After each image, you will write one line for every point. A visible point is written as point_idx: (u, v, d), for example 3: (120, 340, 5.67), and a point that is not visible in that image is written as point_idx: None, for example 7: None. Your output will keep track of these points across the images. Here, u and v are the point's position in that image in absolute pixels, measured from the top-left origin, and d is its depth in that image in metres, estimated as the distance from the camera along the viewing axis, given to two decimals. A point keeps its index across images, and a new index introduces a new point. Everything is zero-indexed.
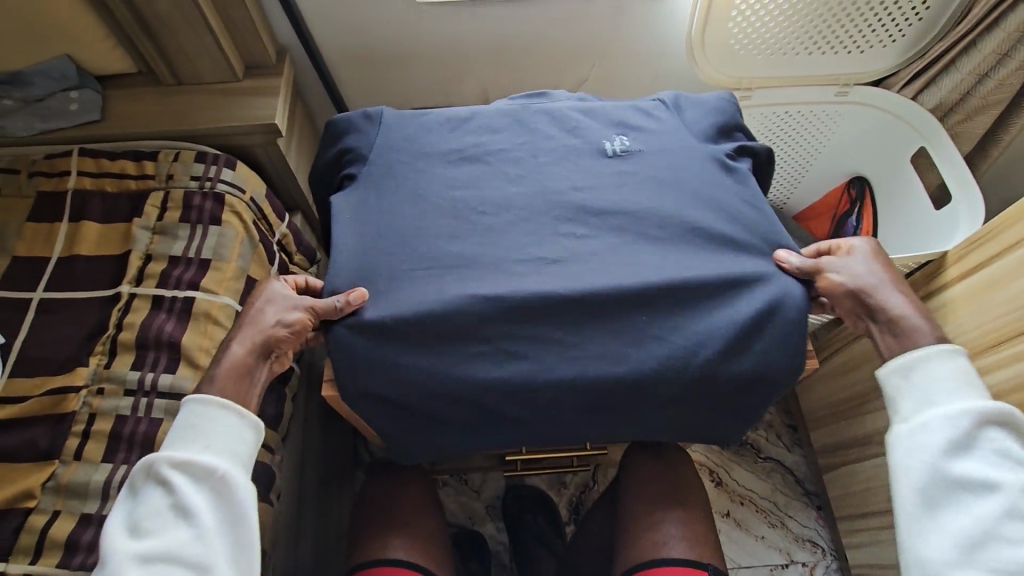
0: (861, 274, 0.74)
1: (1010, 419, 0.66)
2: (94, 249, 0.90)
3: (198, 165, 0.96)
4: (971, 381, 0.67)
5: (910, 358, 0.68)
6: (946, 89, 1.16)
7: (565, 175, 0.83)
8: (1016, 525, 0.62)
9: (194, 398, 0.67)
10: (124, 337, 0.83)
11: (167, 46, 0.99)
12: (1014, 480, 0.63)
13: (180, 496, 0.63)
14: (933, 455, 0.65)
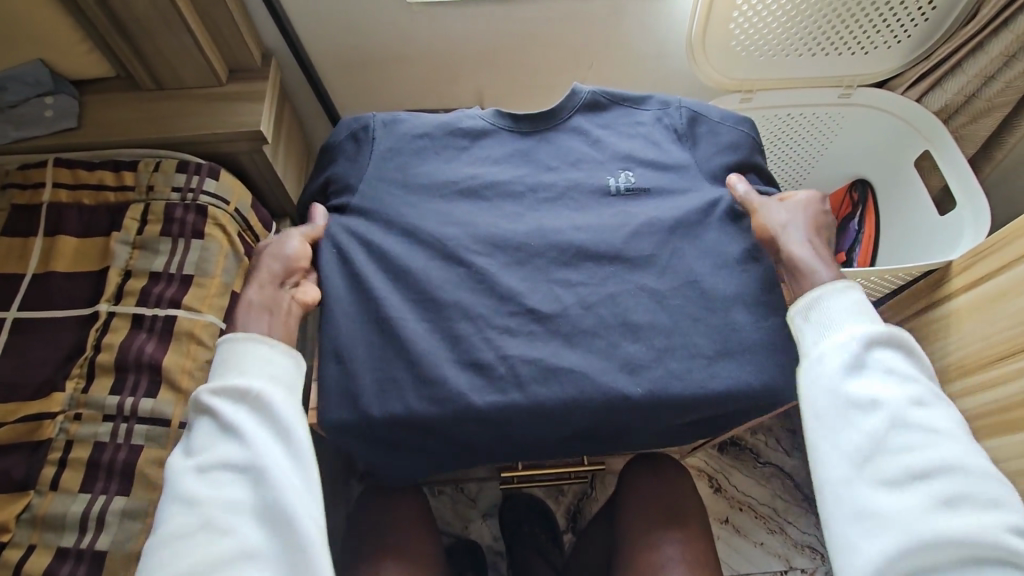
0: (783, 215, 0.77)
1: (898, 340, 0.67)
2: (71, 265, 0.86)
3: (180, 175, 0.92)
4: (861, 304, 0.69)
5: (807, 296, 0.70)
6: (951, 92, 1.13)
7: (565, 215, 0.82)
8: (909, 437, 0.63)
9: (225, 336, 0.69)
10: (101, 359, 0.79)
11: (145, 50, 0.95)
12: (903, 395, 0.64)
13: (223, 416, 0.64)
14: (827, 382, 0.65)
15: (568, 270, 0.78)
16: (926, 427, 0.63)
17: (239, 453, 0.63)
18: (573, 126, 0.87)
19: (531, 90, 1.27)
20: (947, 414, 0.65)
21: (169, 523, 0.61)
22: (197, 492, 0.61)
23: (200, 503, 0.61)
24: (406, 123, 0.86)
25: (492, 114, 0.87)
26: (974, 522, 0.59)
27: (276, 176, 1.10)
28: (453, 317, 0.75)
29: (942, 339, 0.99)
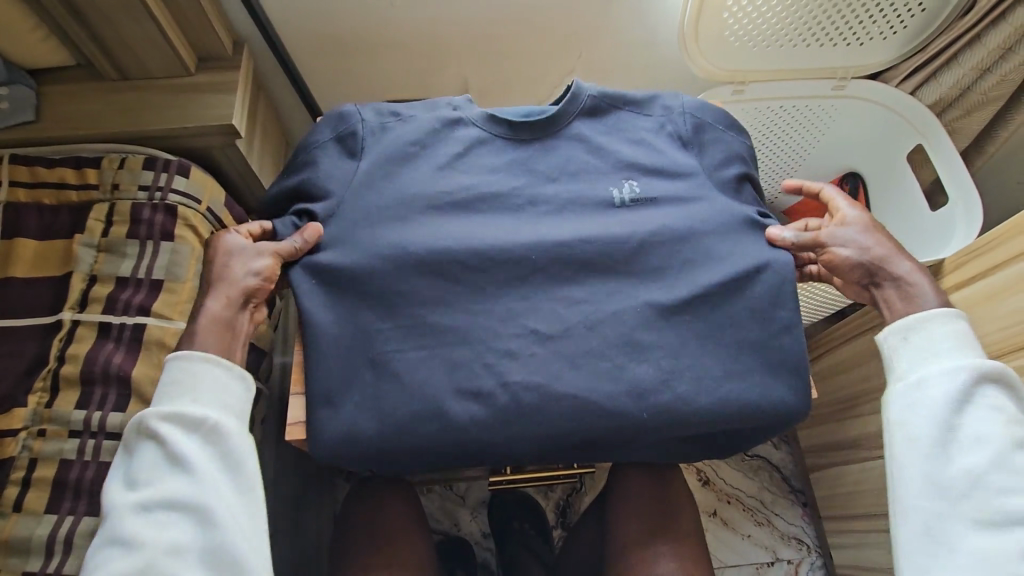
0: (865, 244, 0.74)
1: (1004, 379, 0.67)
2: (32, 271, 0.82)
3: (147, 172, 0.87)
4: (968, 339, 0.68)
5: (911, 317, 0.69)
6: (947, 84, 1.10)
7: (560, 227, 0.78)
8: (1007, 479, 0.63)
9: (177, 353, 0.66)
10: (66, 372, 0.75)
11: (105, 38, 0.89)
12: (1007, 435, 0.64)
13: (171, 446, 0.61)
14: (929, 406, 0.66)
15: (556, 276, 0.76)
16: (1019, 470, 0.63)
17: (185, 492, 0.60)
18: (574, 134, 0.83)
19: (519, 79, 1.22)
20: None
21: (109, 560, 0.58)
22: (138, 530, 0.59)
23: (142, 543, 0.58)
24: (397, 126, 0.80)
25: (488, 120, 0.82)
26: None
27: (251, 170, 1.05)
28: (437, 326, 0.73)
29: None
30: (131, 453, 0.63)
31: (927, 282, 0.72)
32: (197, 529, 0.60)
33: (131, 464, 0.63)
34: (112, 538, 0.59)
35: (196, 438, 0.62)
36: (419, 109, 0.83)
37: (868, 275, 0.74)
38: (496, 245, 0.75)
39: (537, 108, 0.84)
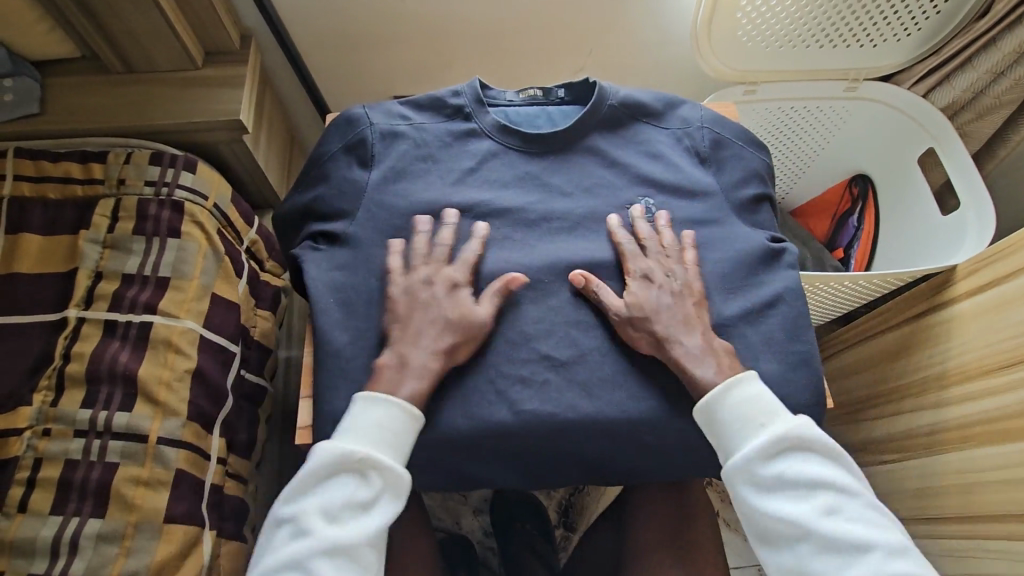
0: (648, 302, 0.72)
1: (796, 442, 0.65)
2: (36, 267, 0.81)
3: (153, 168, 0.86)
4: (752, 414, 0.66)
5: (702, 405, 0.68)
6: (960, 87, 1.09)
7: (576, 244, 0.78)
8: (834, 553, 0.62)
9: (392, 400, 0.66)
10: (71, 370, 0.74)
11: (111, 30, 0.87)
12: (811, 510, 0.63)
13: (371, 495, 0.63)
14: (749, 500, 0.65)
15: (568, 280, 0.76)
16: (850, 539, 0.61)
17: (365, 544, 0.62)
18: (589, 147, 0.83)
19: (528, 74, 1.20)
20: (866, 506, 0.64)
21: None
22: (324, 573, 0.60)
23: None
24: (405, 138, 0.81)
25: (499, 130, 0.82)
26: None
27: (258, 166, 1.04)
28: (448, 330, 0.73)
29: (941, 344, 0.98)
30: (325, 479, 0.64)
31: (716, 355, 0.70)
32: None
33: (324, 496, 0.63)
34: (294, 570, 0.60)
35: (388, 496, 0.64)
36: (430, 117, 0.83)
37: (652, 335, 0.71)
38: (506, 262, 0.76)
39: (549, 125, 0.84)
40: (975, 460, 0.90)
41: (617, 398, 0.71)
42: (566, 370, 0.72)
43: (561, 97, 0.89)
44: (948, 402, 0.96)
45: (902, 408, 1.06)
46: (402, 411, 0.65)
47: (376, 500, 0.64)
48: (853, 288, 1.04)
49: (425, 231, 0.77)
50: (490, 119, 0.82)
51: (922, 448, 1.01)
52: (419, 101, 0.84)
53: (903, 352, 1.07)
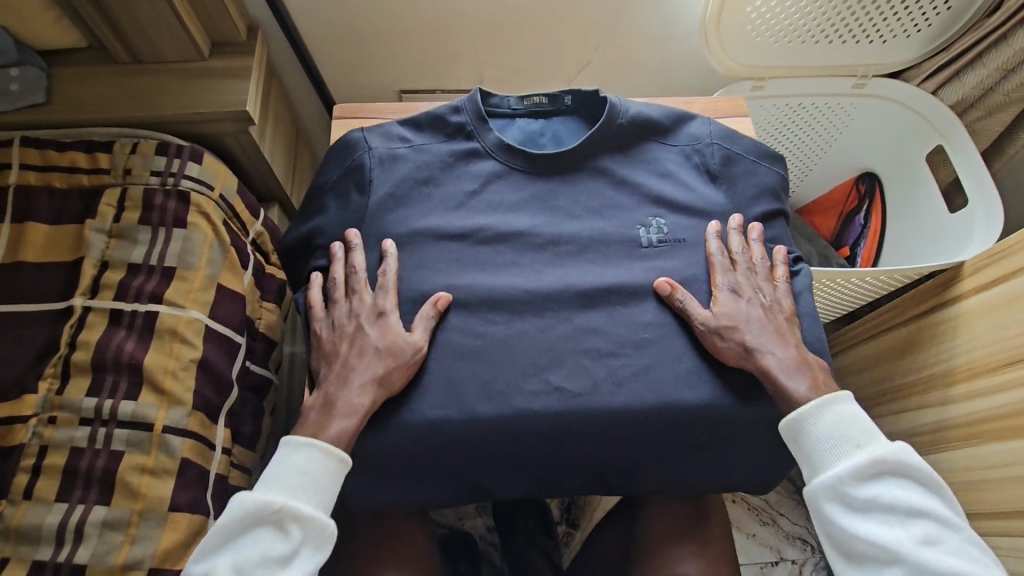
0: (739, 313, 0.74)
1: (892, 466, 0.65)
2: (42, 256, 0.81)
3: (160, 158, 0.86)
4: (849, 433, 0.67)
5: (789, 421, 0.69)
6: (970, 84, 1.08)
7: (591, 271, 0.79)
8: None
9: (314, 442, 0.66)
10: (77, 358, 0.74)
11: (119, 19, 0.88)
12: (904, 537, 0.63)
13: (288, 549, 0.63)
14: (836, 522, 0.65)
15: (573, 296, 0.77)
16: (943, 572, 0.61)
17: None
18: (600, 168, 0.85)
19: (534, 71, 1.20)
20: (965, 542, 0.63)
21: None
22: None
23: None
24: (405, 161, 0.82)
25: (504, 151, 0.84)
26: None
27: (264, 160, 1.04)
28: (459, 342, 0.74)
29: (950, 340, 0.97)
30: (242, 534, 0.63)
31: (810, 369, 0.72)
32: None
33: (245, 549, 0.62)
34: None
35: (307, 550, 0.64)
36: (438, 139, 0.85)
37: (740, 345, 0.73)
38: (509, 290, 0.77)
39: (553, 146, 0.89)
40: (984, 457, 0.90)
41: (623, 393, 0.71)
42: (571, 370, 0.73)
43: (567, 104, 0.91)
44: (955, 399, 0.96)
45: (909, 405, 1.05)
46: (311, 446, 0.66)
47: (296, 554, 0.63)
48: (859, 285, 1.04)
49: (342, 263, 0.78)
50: (492, 137, 0.84)
51: (930, 445, 1.00)
52: (420, 121, 0.85)
53: (908, 350, 1.06)
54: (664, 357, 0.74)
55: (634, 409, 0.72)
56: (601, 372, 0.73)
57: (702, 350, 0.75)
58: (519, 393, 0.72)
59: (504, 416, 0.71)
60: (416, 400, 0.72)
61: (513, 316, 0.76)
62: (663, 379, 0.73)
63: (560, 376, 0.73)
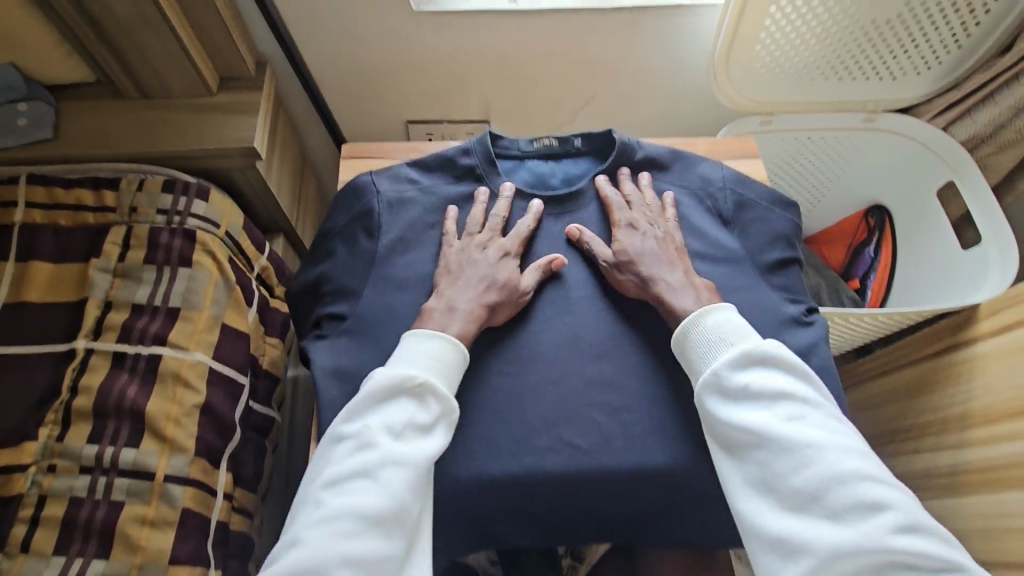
0: (632, 245, 0.79)
1: (760, 358, 0.68)
2: (47, 296, 0.80)
3: (166, 196, 0.85)
4: (723, 334, 0.70)
5: (676, 334, 0.73)
6: (982, 121, 1.07)
7: (601, 319, 0.78)
8: (793, 455, 0.63)
9: (444, 333, 0.70)
10: (79, 403, 0.73)
11: (128, 55, 0.88)
12: (772, 417, 0.65)
13: (431, 417, 0.66)
14: (712, 413, 0.67)
15: (581, 344, 0.76)
16: (804, 443, 0.63)
17: (426, 463, 0.64)
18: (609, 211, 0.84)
19: (543, 105, 1.20)
20: (831, 419, 0.66)
21: (354, 490, 0.61)
22: (391, 486, 0.61)
23: (387, 490, 0.61)
24: (414, 204, 0.84)
25: (514, 195, 0.85)
26: (874, 527, 0.59)
27: (270, 195, 1.04)
28: (467, 391, 0.73)
29: (964, 383, 0.96)
30: (385, 401, 0.66)
31: (696, 289, 0.76)
32: (418, 504, 0.63)
33: (388, 413, 0.65)
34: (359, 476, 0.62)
35: (445, 422, 0.67)
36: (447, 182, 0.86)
37: (638, 276, 0.77)
38: (517, 341, 0.76)
39: (562, 188, 0.89)
40: (997, 506, 0.87)
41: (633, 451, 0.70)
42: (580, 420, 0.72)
43: (577, 146, 0.92)
44: (972, 443, 0.93)
45: (923, 446, 1.03)
46: (446, 340, 0.70)
47: (435, 424, 0.66)
48: (868, 326, 1.02)
49: (483, 203, 0.84)
50: (501, 181, 0.86)
51: (944, 490, 0.97)
52: (428, 163, 0.87)
53: (925, 388, 1.04)
54: (675, 408, 0.73)
55: (645, 464, 0.70)
56: (611, 425, 0.72)
57: None
58: (528, 448, 0.70)
59: (511, 471, 0.69)
60: None
61: (524, 366, 0.75)
62: (674, 433, 0.71)
63: (569, 429, 0.71)
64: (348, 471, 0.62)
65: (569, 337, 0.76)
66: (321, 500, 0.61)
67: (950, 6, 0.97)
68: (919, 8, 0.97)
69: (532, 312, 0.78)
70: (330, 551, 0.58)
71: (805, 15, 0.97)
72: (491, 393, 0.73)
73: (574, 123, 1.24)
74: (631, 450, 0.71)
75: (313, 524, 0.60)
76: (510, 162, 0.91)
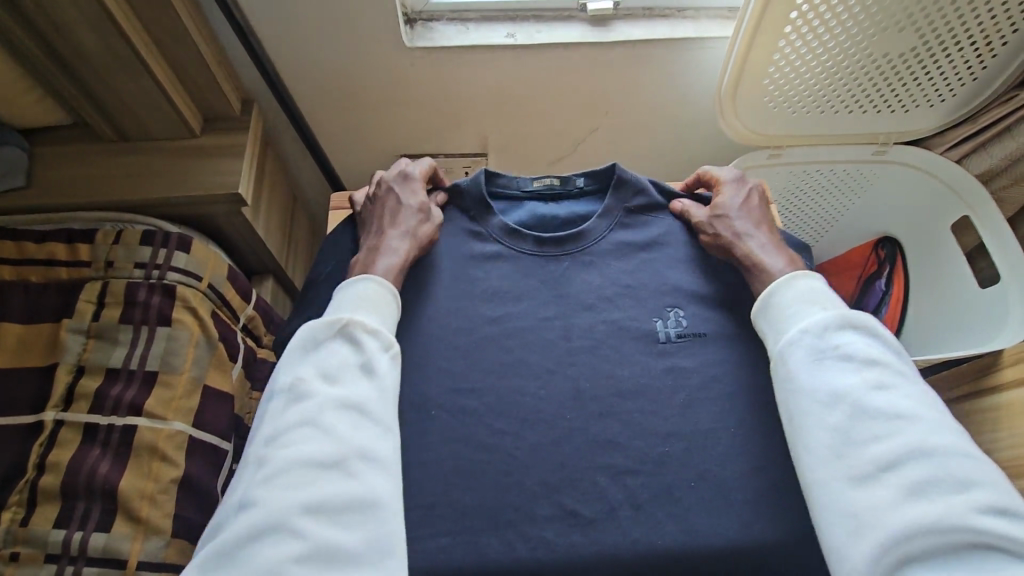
0: (728, 203, 0.80)
1: (853, 322, 0.65)
2: (13, 361, 0.76)
3: (145, 249, 0.81)
4: (811, 297, 0.69)
5: (761, 300, 0.72)
6: (998, 155, 1.02)
7: (607, 373, 0.73)
8: (874, 423, 0.59)
9: (368, 276, 0.71)
10: (46, 483, 0.69)
11: (105, 100, 0.83)
12: (856, 381, 0.62)
13: (368, 355, 0.65)
14: (792, 376, 0.65)
15: (586, 404, 0.71)
16: (894, 412, 0.59)
17: (374, 399, 0.62)
18: (610, 253, 0.81)
19: (540, 137, 1.15)
20: (925, 394, 0.61)
21: (298, 442, 0.58)
22: (336, 427, 0.60)
23: (334, 434, 0.59)
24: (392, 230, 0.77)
25: (509, 236, 0.81)
26: (958, 504, 0.54)
27: (257, 237, 0.99)
28: (464, 459, 0.68)
29: (991, 432, 0.90)
30: (321, 351, 0.65)
31: (790, 257, 0.75)
32: (380, 438, 0.61)
33: (322, 360, 0.64)
34: (303, 425, 0.59)
35: (385, 357, 0.66)
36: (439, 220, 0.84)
37: (729, 231, 0.78)
38: (517, 400, 0.71)
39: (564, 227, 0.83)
40: None
41: (643, 527, 0.65)
42: (584, 491, 0.66)
43: (580, 186, 0.86)
44: None
45: None
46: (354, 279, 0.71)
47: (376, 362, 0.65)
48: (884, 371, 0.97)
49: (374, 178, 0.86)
50: (496, 222, 0.81)
51: None
52: None
53: None
54: (688, 474, 0.67)
55: (656, 537, 0.64)
56: (616, 490, 0.66)
57: (730, 464, 0.68)
58: (529, 516, 0.65)
59: (510, 548, 0.64)
60: (414, 532, 0.64)
61: (523, 428, 0.69)
62: (687, 502, 0.66)
63: (572, 494, 0.66)
64: (290, 424, 0.60)
65: (570, 396, 0.71)
66: (264, 459, 0.58)
67: (965, 39, 0.91)
68: (934, 41, 0.91)
69: (531, 366, 0.73)
70: (288, 504, 0.55)
71: (815, 51, 0.92)
72: (488, 455, 0.68)
73: (574, 153, 1.20)
74: (639, 521, 0.65)
75: (260, 485, 0.57)
76: (509, 201, 0.86)
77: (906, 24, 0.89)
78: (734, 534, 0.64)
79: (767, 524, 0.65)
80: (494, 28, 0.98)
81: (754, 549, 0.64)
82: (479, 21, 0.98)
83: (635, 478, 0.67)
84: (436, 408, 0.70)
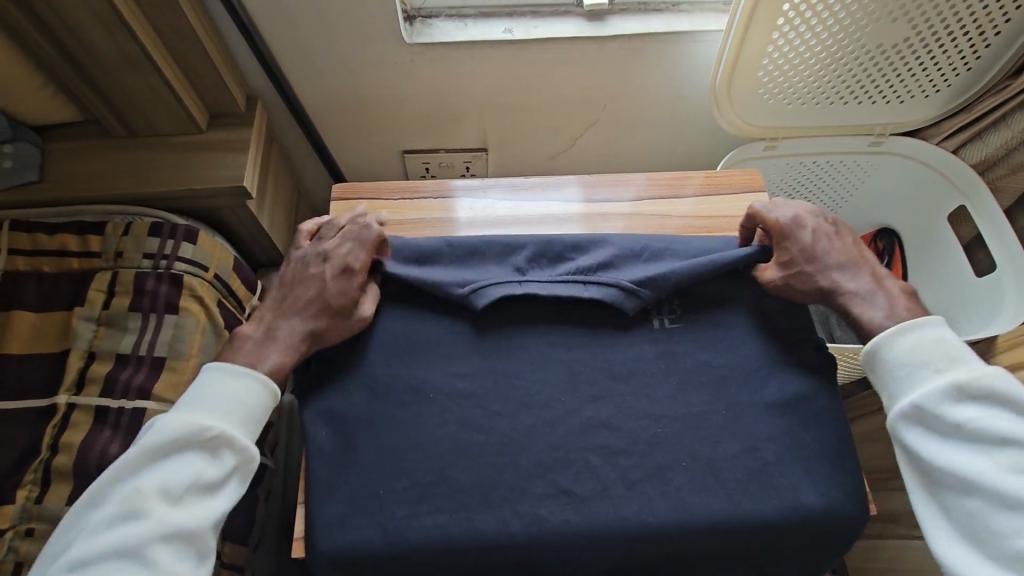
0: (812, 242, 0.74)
1: (982, 395, 0.63)
2: (27, 347, 0.79)
3: (153, 240, 0.84)
4: (931, 361, 0.65)
5: (866, 354, 0.69)
6: (993, 144, 1.02)
7: (600, 358, 0.74)
8: (1016, 512, 0.59)
9: (246, 372, 0.68)
10: (59, 463, 0.72)
11: (114, 97, 0.86)
12: (992, 466, 0.61)
13: (220, 473, 0.65)
14: (913, 450, 0.64)
15: (579, 387, 0.73)
16: None
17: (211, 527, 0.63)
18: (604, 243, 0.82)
19: (540, 131, 1.16)
20: None
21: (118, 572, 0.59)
22: (163, 558, 0.60)
23: (160, 565, 0.60)
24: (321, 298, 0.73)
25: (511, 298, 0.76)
26: None
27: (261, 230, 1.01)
28: (459, 440, 0.69)
29: None
30: (167, 458, 0.64)
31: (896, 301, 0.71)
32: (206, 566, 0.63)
33: (165, 472, 0.63)
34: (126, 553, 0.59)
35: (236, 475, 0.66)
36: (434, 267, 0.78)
37: (827, 281, 0.73)
38: (512, 384, 0.72)
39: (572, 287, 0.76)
40: None
41: (633, 504, 0.66)
42: (575, 471, 0.68)
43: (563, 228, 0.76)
44: None
45: None
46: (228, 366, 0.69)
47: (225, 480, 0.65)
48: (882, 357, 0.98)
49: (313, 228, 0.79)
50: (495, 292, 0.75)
51: None
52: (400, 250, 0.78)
53: None
54: (679, 454, 0.69)
55: (647, 515, 0.66)
56: (608, 470, 0.68)
57: (720, 445, 0.70)
58: (522, 495, 0.67)
59: (504, 524, 0.66)
60: (411, 509, 0.66)
61: (518, 410, 0.71)
62: (677, 482, 0.68)
63: (565, 473, 0.68)
64: (112, 548, 0.59)
65: (563, 380, 0.73)
66: None
67: (958, 29, 0.91)
68: (927, 31, 0.92)
69: (526, 351, 0.74)
70: None
71: (808, 43, 0.93)
72: (484, 436, 0.70)
73: (573, 146, 1.21)
74: (630, 499, 0.67)
75: None
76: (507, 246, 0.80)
77: (898, 15, 0.90)
78: (722, 512, 0.66)
79: (754, 502, 0.67)
80: (492, 24, 0.99)
81: (739, 524, 0.66)
82: (477, 17, 1.00)
83: (627, 458, 0.69)
84: (433, 393, 0.72)
